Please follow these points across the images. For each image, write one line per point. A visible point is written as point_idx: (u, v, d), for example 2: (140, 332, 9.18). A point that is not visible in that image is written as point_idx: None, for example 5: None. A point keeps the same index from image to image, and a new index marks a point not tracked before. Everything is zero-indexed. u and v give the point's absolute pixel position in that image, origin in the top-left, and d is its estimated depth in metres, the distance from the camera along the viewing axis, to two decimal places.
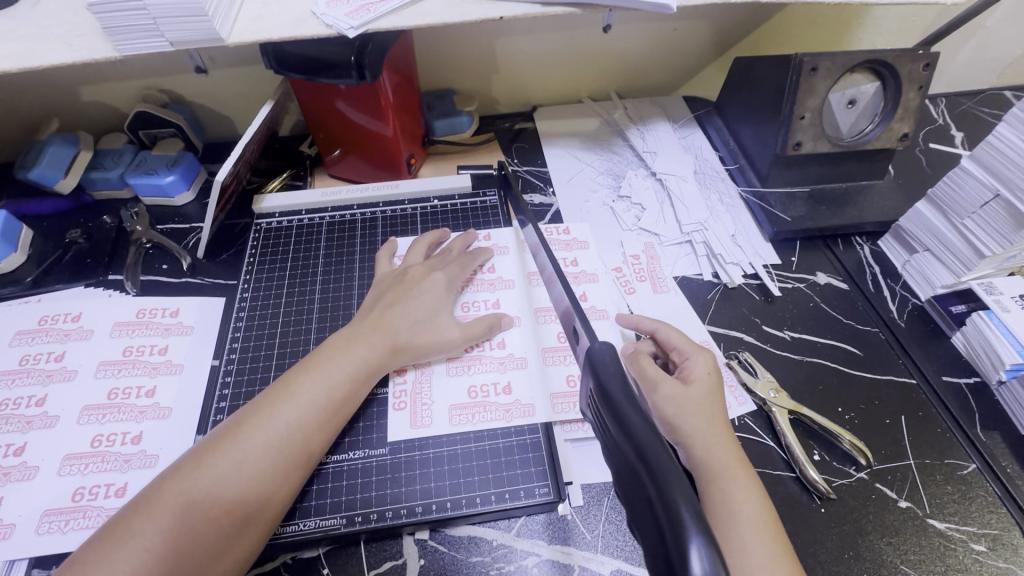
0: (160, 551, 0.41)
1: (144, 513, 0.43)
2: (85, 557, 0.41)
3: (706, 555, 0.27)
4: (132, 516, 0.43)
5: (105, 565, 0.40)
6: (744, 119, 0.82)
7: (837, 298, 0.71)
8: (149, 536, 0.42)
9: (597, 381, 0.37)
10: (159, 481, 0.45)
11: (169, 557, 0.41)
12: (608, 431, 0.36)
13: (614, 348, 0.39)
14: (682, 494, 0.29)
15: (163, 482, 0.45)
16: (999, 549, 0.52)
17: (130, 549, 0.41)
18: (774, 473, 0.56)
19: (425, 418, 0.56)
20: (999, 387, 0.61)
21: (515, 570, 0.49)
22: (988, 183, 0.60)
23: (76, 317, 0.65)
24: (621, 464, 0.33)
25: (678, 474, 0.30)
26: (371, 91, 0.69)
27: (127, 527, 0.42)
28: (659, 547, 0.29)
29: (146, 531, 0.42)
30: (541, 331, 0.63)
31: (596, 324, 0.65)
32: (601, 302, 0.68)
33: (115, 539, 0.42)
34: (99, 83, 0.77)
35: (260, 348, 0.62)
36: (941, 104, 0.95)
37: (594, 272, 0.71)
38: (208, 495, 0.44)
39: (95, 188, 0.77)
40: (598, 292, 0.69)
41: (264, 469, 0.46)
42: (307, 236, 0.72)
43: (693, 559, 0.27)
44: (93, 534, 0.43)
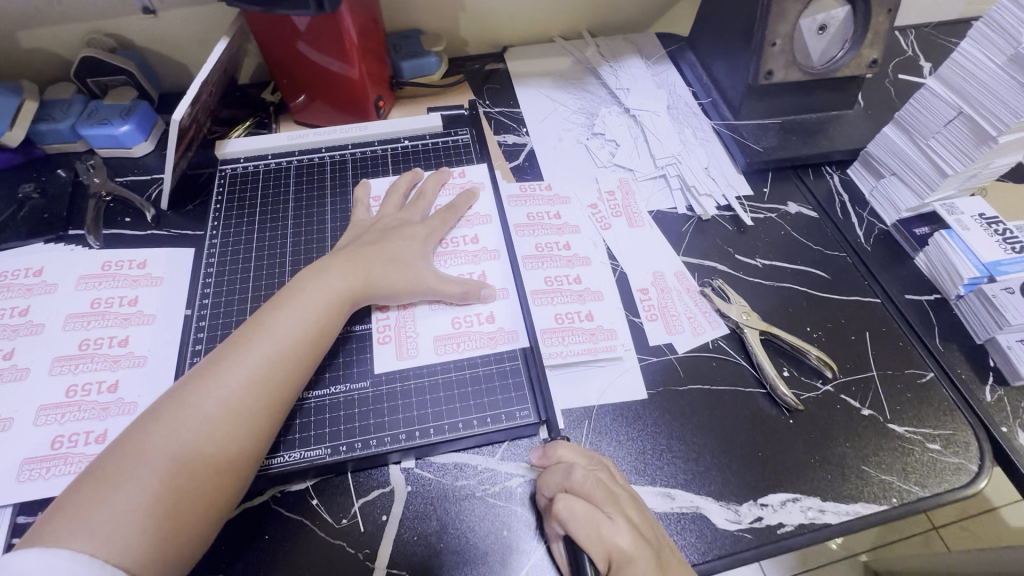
0: (158, 488, 0.42)
1: (133, 454, 0.43)
2: (71, 501, 0.41)
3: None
4: (120, 459, 0.42)
5: (102, 508, 0.40)
6: (716, 52, 0.81)
7: (806, 225, 0.72)
8: (144, 477, 0.42)
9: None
10: (140, 424, 0.45)
11: (168, 494, 0.42)
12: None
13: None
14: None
15: (146, 425, 0.44)
16: (953, 446, 0.55)
17: (127, 490, 0.41)
18: (746, 390, 0.59)
19: (411, 349, 0.57)
20: (958, 301, 0.64)
21: (500, 490, 0.51)
22: (952, 100, 0.60)
23: (38, 272, 0.63)
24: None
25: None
26: (330, 27, 0.65)
27: (117, 470, 0.42)
28: None
29: (141, 473, 0.42)
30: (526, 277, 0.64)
31: (576, 271, 0.65)
32: (584, 250, 0.67)
33: (108, 483, 0.41)
34: (39, 27, 0.73)
35: (234, 292, 0.61)
36: (910, 35, 0.96)
37: (576, 223, 0.70)
38: (195, 436, 0.44)
39: (46, 141, 0.73)
40: (581, 242, 0.68)
41: (247, 402, 0.46)
42: (274, 182, 0.70)
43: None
44: (78, 480, 0.42)
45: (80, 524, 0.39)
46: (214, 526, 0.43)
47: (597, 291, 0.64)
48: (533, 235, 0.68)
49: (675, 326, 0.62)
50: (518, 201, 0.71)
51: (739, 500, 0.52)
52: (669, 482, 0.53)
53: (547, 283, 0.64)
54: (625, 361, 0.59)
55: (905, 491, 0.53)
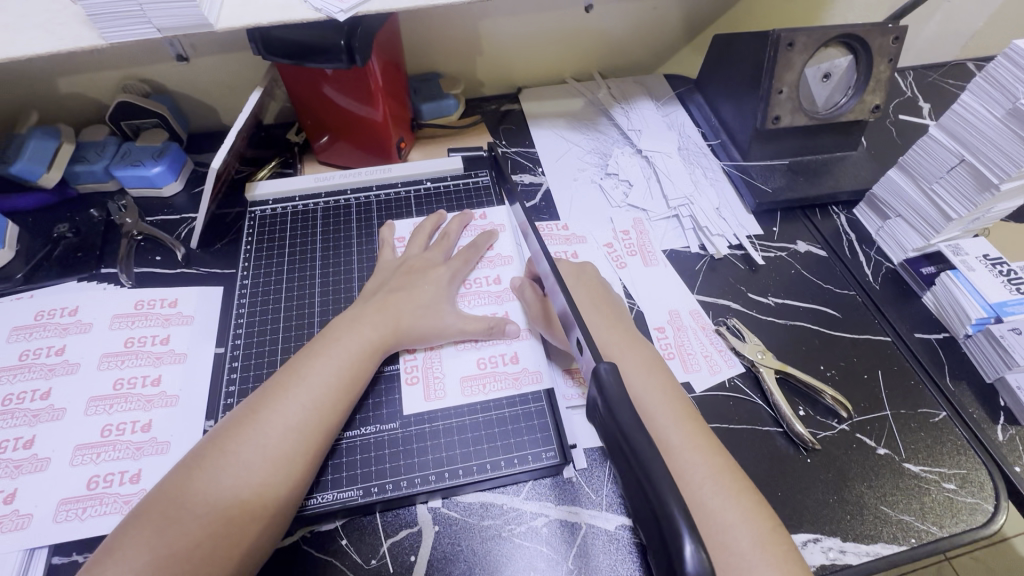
0: (197, 534, 0.43)
1: (176, 500, 0.44)
2: (118, 544, 0.42)
3: (694, 541, 0.30)
4: (164, 504, 0.44)
5: (145, 552, 0.42)
6: (724, 96, 0.85)
7: (817, 264, 0.74)
8: (185, 522, 0.43)
9: (601, 398, 0.39)
10: (183, 469, 0.47)
11: (207, 539, 0.43)
12: (609, 437, 0.38)
13: (616, 369, 0.40)
14: (675, 496, 0.32)
15: (188, 471, 0.46)
16: (968, 486, 0.57)
17: (168, 535, 0.43)
18: (763, 429, 0.60)
19: (438, 390, 0.58)
20: (966, 340, 0.66)
21: (526, 530, 0.52)
22: (954, 149, 0.63)
23: (74, 311, 0.65)
24: (625, 471, 0.36)
25: (667, 475, 0.33)
26: (359, 76, 0.69)
27: (160, 514, 0.44)
28: (655, 530, 0.32)
29: (182, 519, 0.43)
30: None
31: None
32: None
33: (152, 527, 0.43)
34: (77, 74, 0.76)
35: (264, 332, 0.63)
36: (909, 77, 0.99)
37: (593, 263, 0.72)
38: (235, 482, 0.45)
39: (80, 182, 0.76)
40: None
41: (285, 449, 0.48)
42: (302, 223, 0.72)
43: (684, 545, 0.30)
44: (125, 525, 0.44)
45: (124, 568, 0.41)
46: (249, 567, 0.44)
47: None
48: None
49: (692, 364, 0.64)
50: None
51: None
52: None
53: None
54: None
55: (923, 532, 0.54)
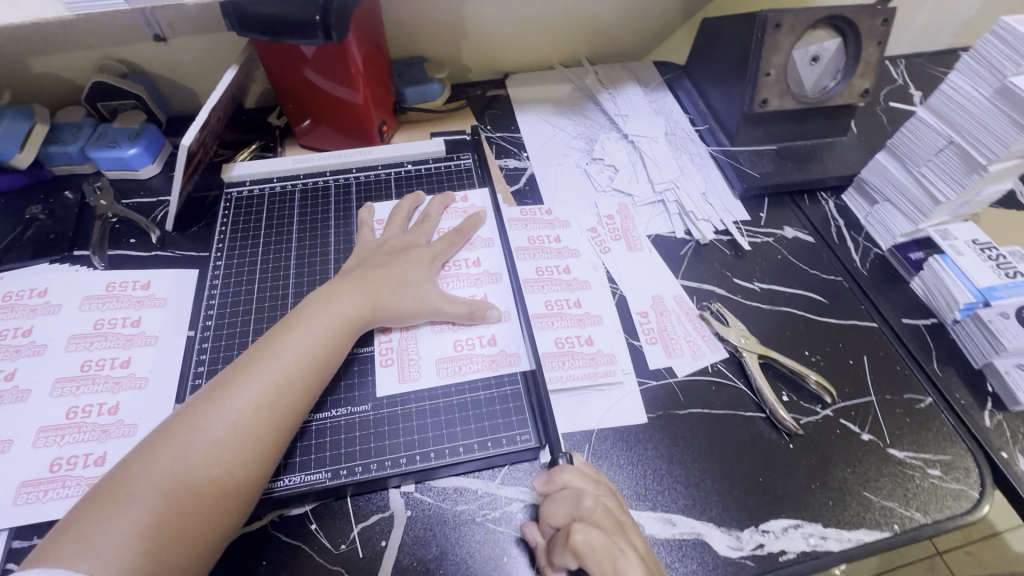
0: (163, 511, 0.42)
1: (140, 475, 0.43)
2: (78, 519, 0.41)
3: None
4: (126, 479, 0.43)
5: (107, 530, 0.40)
6: (712, 80, 0.83)
7: (804, 250, 0.73)
8: (149, 498, 0.42)
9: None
10: (148, 444, 0.45)
11: (174, 516, 0.42)
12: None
13: None
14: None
15: (154, 445, 0.45)
16: (953, 472, 0.55)
17: (132, 511, 0.41)
18: (745, 414, 0.59)
19: (413, 372, 0.57)
20: (954, 326, 0.64)
21: (500, 516, 0.51)
22: (942, 130, 0.62)
23: (42, 292, 0.63)
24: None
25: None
26: (338, 56, 0.67)
27: (122, 489, 0.42)
28: None
29: (147, 494, 0.42)
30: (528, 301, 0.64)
31: (577, 295, 0.66)
32: (584, 274, 0.68)
33: (114, 502, 0.41)
34: (52, 53, 0.74)
35: (238, 314, 0.61)
36: (901, 65, 0.98)
37: (576, 247, 0.71)
38: (203, 457, 0.44)
39: (54, 163, 0.74)
40: (581, 266, 0.69)
41: (256, 425, 0.47)
42: (279, 205, 0.71)
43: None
44: (83, 501, 0.42)
45: (82, 544, 0.39)
46: (217, 543, 0.44)
47: (597, 315, 0.65)
48: (534, 258, 0.69)
49: (674, 350, 0.63)
50: (519, 224, 0.72)
51: (741, 525, 0.52)
52: (670, 508, 0.53)
53: (547, 307, 0.64)
54: (624, 384, 0.60)
55: (907, 519, 0.53)
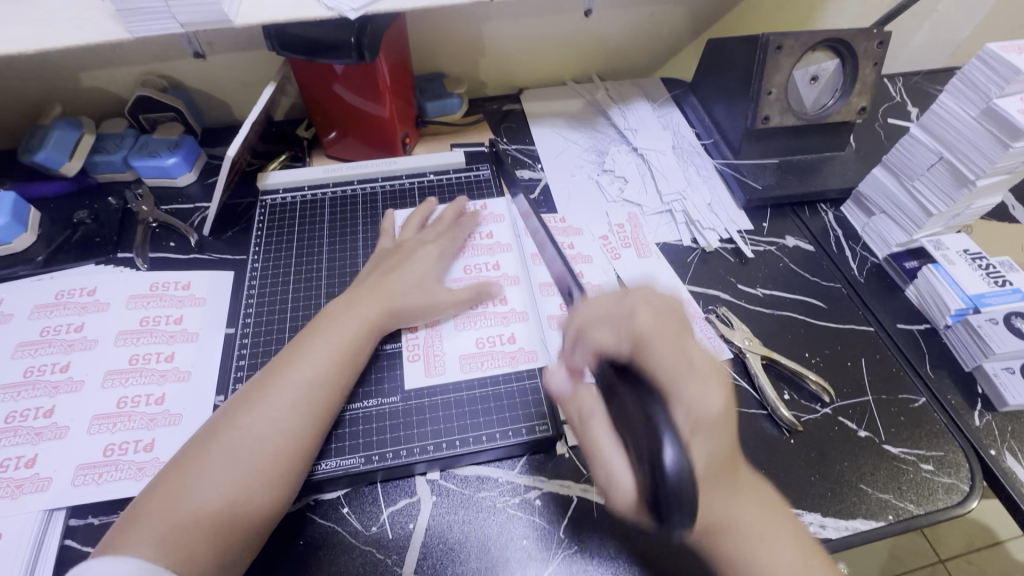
0: (216, 504, 0.46)
1: (193, 472, 0.47)
2: (139, 512, 0.45)
3: (675, 444, 0.35)
4: (180, 476, 0.47)
5: (167, 521, 0.44)
6: (717, 97, 0.88)
7: (804, 258, 0.77)
8: (203, 490, 0.46)
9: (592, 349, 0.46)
10: (197, 444, 0.50)
11: (225, 507, 0.46)
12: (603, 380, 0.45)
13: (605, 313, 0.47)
14: (661, 412, 0.37)
15: (203, 445, 0.49)
16: (945, 467, 0.59)
17: (189, 505, 0.45)
18: (748, 411, 0.63)
19: (439, 366, 0.61)
20: (946, 330, 0.68)
21: (519, 502, 0.55)
22: (935, 147, 0.66)
23: (91, 291, 0.68)
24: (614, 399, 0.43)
25: (655, 395, 0.39)
26: (368, 73, 0.72)
27: (179, 486, 0.46)
28: (643, 444, 0.37)
29: (201, 489, 0.46)
30: (544, 303, 0.69)
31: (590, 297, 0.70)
32: (596, 278, 0.73)
33: (172, 498, 0.46)
34: (100, 69, 0.80)
35: (273, 313, 0.66)
36: (898, 82, 1.03)
37: (589, 253, 0.75)
38: (250, 453, 0.48)
39: (99, 171, 0.79)
40: (592, 271, 0.74)
41: (294, 419, 0.51)
42: (310, 211, 0.75)
43: (664, 449, 0.35)
44: (143, 497, 0.46)
45: (145, 536, 0.44)
46: (265, 531, 0.47)
47: None
48: None
49: None
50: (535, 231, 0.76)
51: None
52: None
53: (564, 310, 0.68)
54: None
55: (900, 510, 0.56)
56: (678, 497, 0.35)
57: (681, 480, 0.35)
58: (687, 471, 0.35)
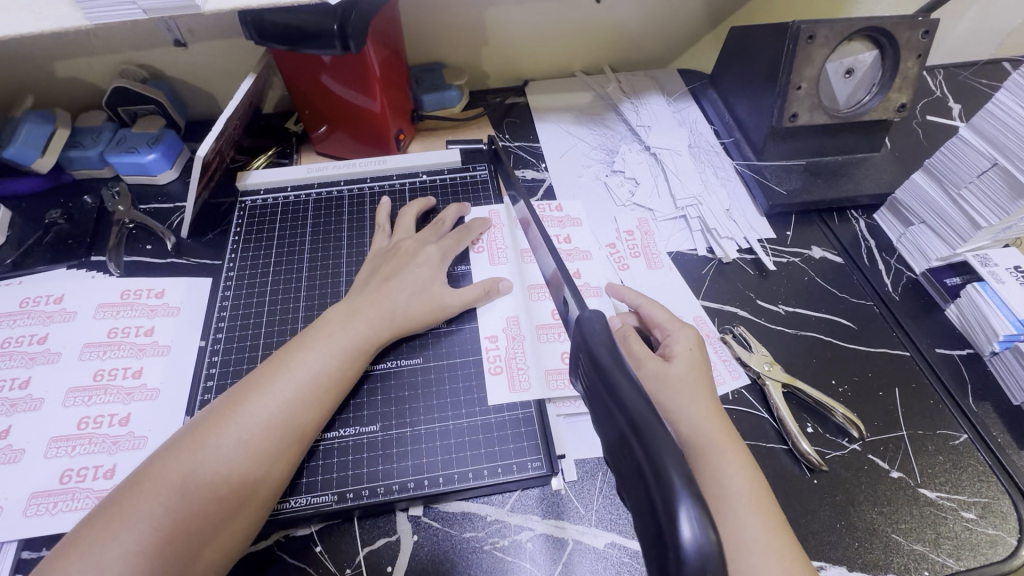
0: (168, 529, 0.41)
1: (149, 492, 0.42)
2: (85, 535, 0.40)
3: (696, 517, 0.27)
4: (135, 495, 0.42)
5: (112, 546, 0.39)
6: (739, 92, 0.81)
7: (832, 272, 0.70)
8: (157, 514, 0.41)
9: (587, 351, 0.36)
10: (160, 457, 0.44)
11: (179, 533, 0.41)
12: (595, 398, 0.35)
13: (602, 315, 0.38)
14: (675, 461, 0.28)
15: (163, 459, 0.44)
16: (989, 516, 0.52)
17: (139, 527, 0.40)
18: (767, 446, 0.56)
19: (523, 381, 0.57)
20: (992, 358, 0.61)
21: (509, 544, 0.49)
22: (987, 152, 0.59)
23: (58, 299, 0.64)
24: (606, 422, 0.33)
25: (666, 436, 0.29)
26: (355, 63, 0.66)
27: (132, 505, 0.41)
28: (647, 506, 0.29)
29: (154, 511, 0.41)
30: (535, 309, 0.62)
31: (590, 303, 0.64)
32: (595, 280, 0.67)
33: (121, 518, 0.41)
34: (75, 58, 0.75)
35: (248, 325, 0.61)
36: (939, 75, 0.94)
37: (587, 249, 0.70)
38: (214, 476, 0.43)
39: (74, 167, 0.75)
40: (591, 270, 0.68)
41: (257, 447, 0.45)
42: (293, 214, 0.70)
43: (681, 522, 0.27)
44: (93, 514, 0.42)
45: (90, 561, 0.39)
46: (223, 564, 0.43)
47: None
48: None
49: None
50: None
51: None
52: None
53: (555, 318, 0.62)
54: None
55: (938, 564, 0.50)
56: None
57: (703, 569, 0.26)
58: (712, 554, 0.26)
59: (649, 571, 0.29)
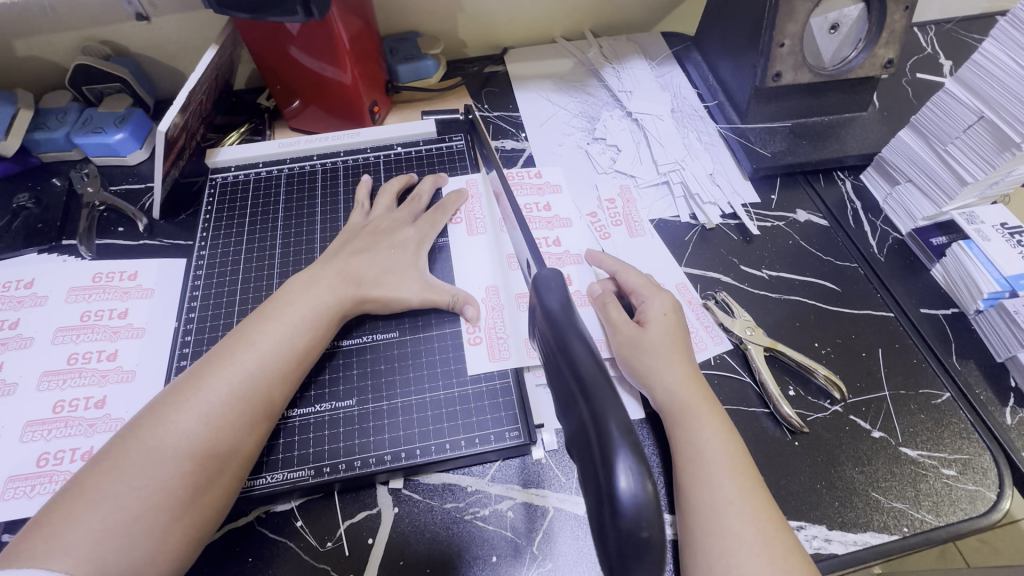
0: (136, 508, 0.40)
1: (112, 473, 0.41)
2: (51, 517, 0.40)
3: (632, 468, 0.28)
4: (98, 476, 0.41)
5: (78, 526, 0.39)
6: (723, 53, 0.78)
7: (817, 235, 0.69)
8: (122, 494, 0.41)
9: (542, 309, 0.36)
10: (121, 438, 0.44)
11: (148, 511, 0.41)
12: (549, 356, 0.35)
13: (559, 274, 0.38)
14: (616, 416, 0.29)
15: (125, 439, 0.43)
16: (969, 472, 0.52)
17: (104, 507, 0.40)
18: (749, 410, 0.56)
19: (503, 350, 0.56)
20: (976, 316, 0.60)
21: (490, 514, 0.49)
22: (973, 105, 0.57)
23: (29, 284, 0.63)
24: (558, 379, 0.34)
25: (610, 392, 0.30)
26: (323, 33, 0.64)
27: (96, 487, 0.41)
28: (589, 458, 0.30)
29: (120, 490, 0.41)
30: (512, 278, 0.61)
31: (568, 270, 0.63)
32: (575, 247, 0.66)
33: (85, 499, 0.40)
34: (33, 36, 0.72)
35: (221, 305, 0.60)
36: (930, 32, 0.91)
37: (568, 217, 0.69)
38: (177, 452, 0.43)
39: (41, 150, 0.73)
40: (571, 238, 0.67)
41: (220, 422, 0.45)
42: (265, 191, 0.69)
43: (620, 474, 0.28)
44: (57, 497, 0.41)
45: (56, 544, 0.38)
46: (196, 539, 0.43)
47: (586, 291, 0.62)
48: None
49: None
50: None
51: None
52: None
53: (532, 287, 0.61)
54: None
55: (917, 521, 0.50)
56: (636, 545, 0.27)
57: (638, 518, 0.27)
58: (647, 504, 0.27)
59: (591, 520, 0.30)
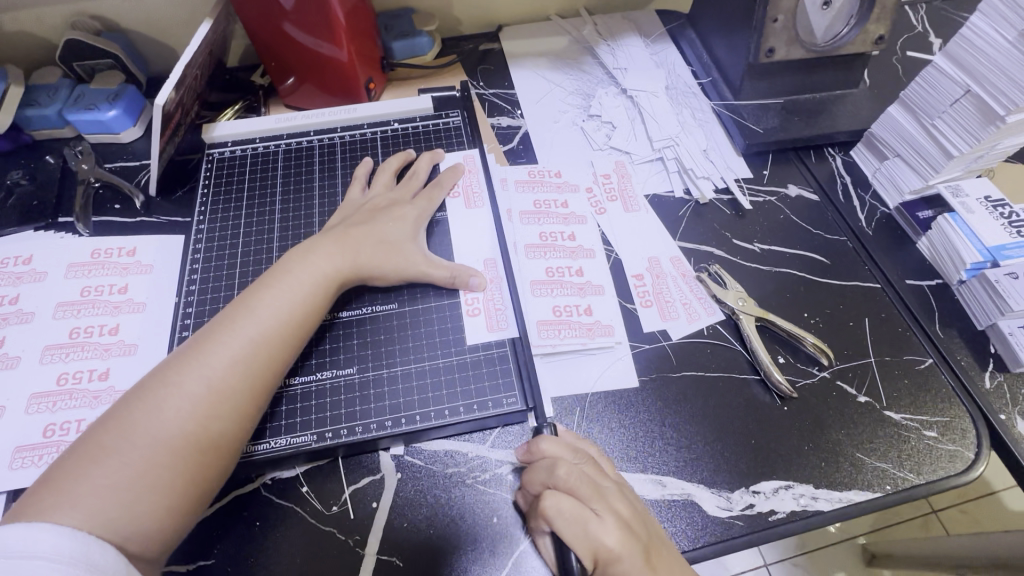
0: (139, 465, 0.42)
1: (116, 431, 0.43)
2: (58, 474, 0.41)
3: None
4: (103, 435, 0.42)
5: (83, 482, 0.40)
6: (718, 30, 0.79)
7: (808, 210, 0.70)
8: (125, 451, 0.42)
9: None
10: (127, 400, 0.45)
11: (148, 470, 0.42)
12: None
13: None
14: None
15: (130, 401, 0.44)
16: (949, 433, 0.55)
17: (108, 464, 0.41)
18: (740, 376, 0.58)
19: (501, 321, 0.58)
20: (959, 286, 0.62)
21: (492, 478, 0.51)
22: (961, 79, 0.58)
23: (27, 260, 0.63)
24: None
25: None
26: (317, 6, 0.63)
27: (101, 445, 0.42)
28: None
29: (123, 449, 0.42)
30: (521, 231, 0.66)
31: (573, 228, 0.66)
32: (581, 209, 0.69)
33: (91, 457, 0.41)
34: (22, 10, 0.71)
35: (220, 279, 0.61)
36: (921, 10, 0.92)
37: (577, 183, 0.71)
38: (178, 413, 0.44)
39: (33, 127, 0.72)
40: (579, 201, 0.69)
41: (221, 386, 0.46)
42: (262, 166, 0.69)
43: None
44: (66, 452, 0.42)
45: (63, 497, 0.39)
46: (198, 498, 0.43)
47: (589, 249, 0.65)
48: (533, 192, 0.70)
49: (669, 313, 0.61)
50: (525, 186, 0.70)
51: (731, 486, 0.52)
52: (660, 470, 0.53)
53: (548, 274, 0.63)
54: (618, 348, 0.59)
55: (899, 479, 0.52)
56: None
57: None
58: None
59: None
